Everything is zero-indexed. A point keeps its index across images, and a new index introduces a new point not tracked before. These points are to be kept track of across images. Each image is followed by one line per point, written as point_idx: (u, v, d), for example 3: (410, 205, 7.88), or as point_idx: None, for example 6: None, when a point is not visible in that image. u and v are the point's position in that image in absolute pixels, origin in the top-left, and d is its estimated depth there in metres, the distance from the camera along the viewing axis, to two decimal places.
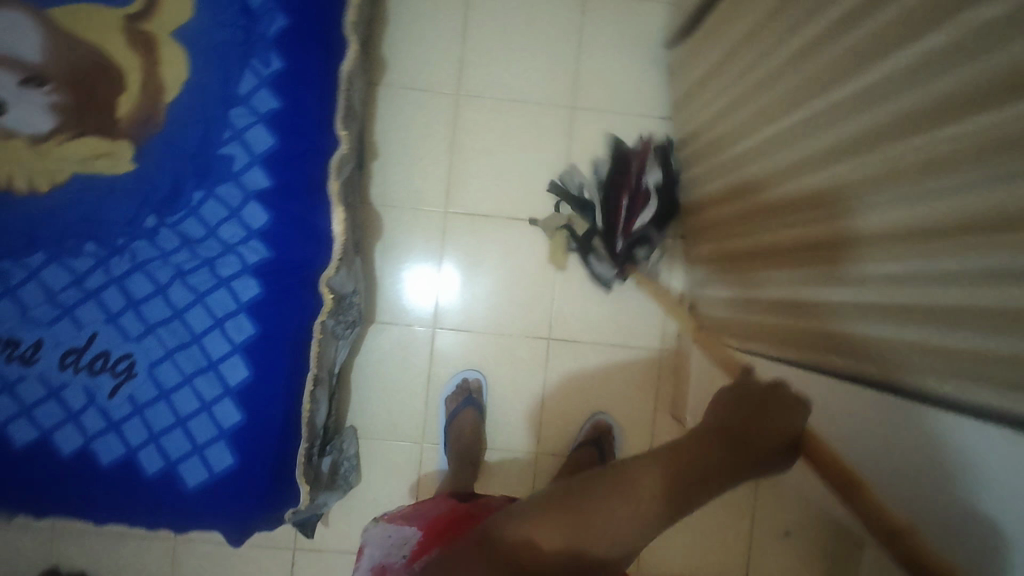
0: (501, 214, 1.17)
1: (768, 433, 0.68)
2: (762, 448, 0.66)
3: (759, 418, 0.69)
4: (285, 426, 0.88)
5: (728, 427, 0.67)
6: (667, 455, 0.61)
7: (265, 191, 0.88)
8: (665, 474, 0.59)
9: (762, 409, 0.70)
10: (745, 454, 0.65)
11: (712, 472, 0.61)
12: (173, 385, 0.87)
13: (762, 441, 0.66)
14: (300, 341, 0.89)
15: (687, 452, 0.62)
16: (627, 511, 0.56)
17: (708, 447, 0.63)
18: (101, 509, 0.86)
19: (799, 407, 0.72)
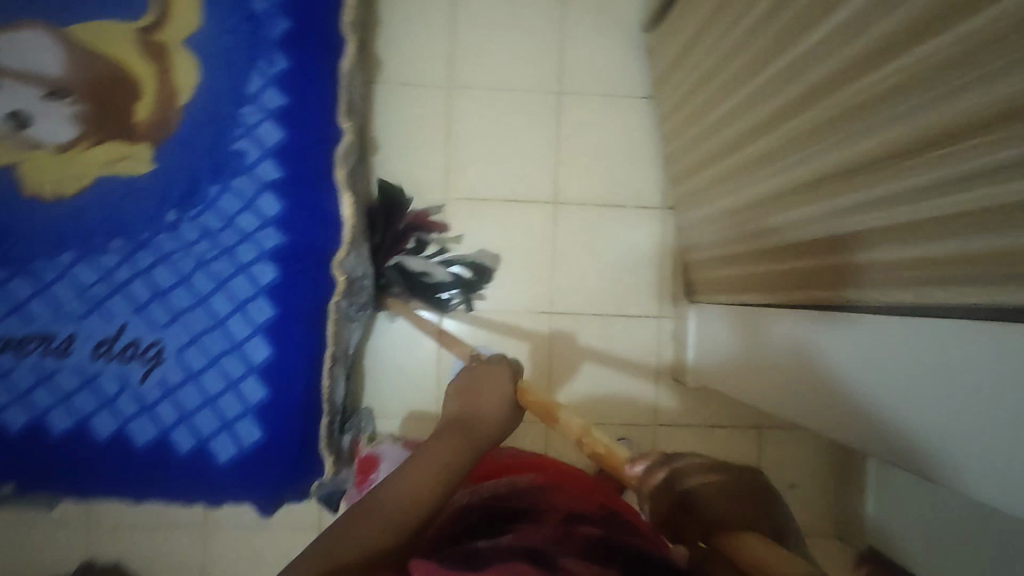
0: (498, 197, 1.23)
1: (484, 408, 0.76)
2: (487, 420, 0.75)
3: (476, 394, 0.78)
4: (308, 399, 0.94)
5: (459, 416, 0.75)
6: (425, 462, 0.66)
7: (278, 182, 0.94)
8: (408, 477, 0.64)
9: (472, 386, 0.80)
10: (474, 438, 0.71)
11: (455, 467, 0.67)
12: (200, 367, 0.93)
13: (481, 417, 0.75)
14: (317, 319, 0.94)
15: (433, 456, 0.67)
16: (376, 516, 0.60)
17: (450, 445, 0.69)
18: (139, 487, 0.92)
19: (504, 375, 0.82)
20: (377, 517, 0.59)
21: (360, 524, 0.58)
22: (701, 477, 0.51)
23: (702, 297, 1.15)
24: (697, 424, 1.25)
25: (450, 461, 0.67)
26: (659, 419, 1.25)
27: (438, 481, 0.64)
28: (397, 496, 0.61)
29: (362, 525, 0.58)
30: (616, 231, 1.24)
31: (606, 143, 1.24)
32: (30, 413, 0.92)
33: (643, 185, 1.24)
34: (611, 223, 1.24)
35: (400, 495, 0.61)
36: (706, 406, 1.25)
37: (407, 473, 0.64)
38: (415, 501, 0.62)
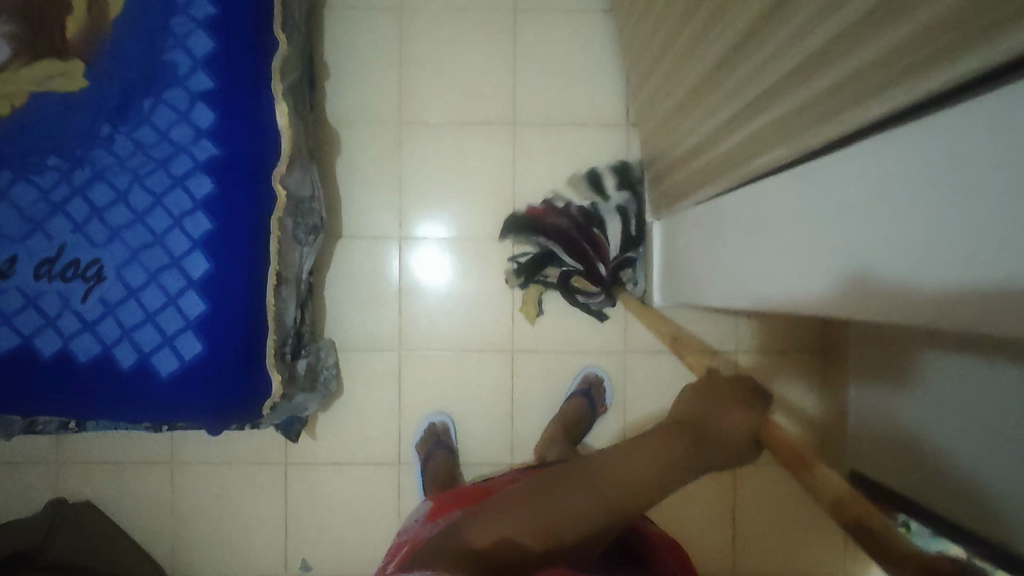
0: (455, 121, 1.19)
1: (737, 423, 0.60)
2: (730, 445, 0.60)
3: (718, 411, 0.61)
4: (251, 314, 0.92)
5: (698, 421, 0.61)
6: (639, 456, 0.60)
7: (211, 92, 0.92)
8: (621, 465, 0.60)
9: (715, 394, 0.62)
10: (704, 463, 0.60)
11: (671, 477, 0.59)
12: (140, 284, 0.91)
13: (729, 437, 0.60)
14: (257, 232, 0.92)
15: (653, 453, 0.60)
16: (580, 496, 0.59)
17: (672, 446, 0.60)
18: (85, 404, 0.91)
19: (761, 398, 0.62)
20: (592, 497, 0.59)
21: (570, 489, 0.59)
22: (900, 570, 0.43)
23: (665, 212, 1.10)
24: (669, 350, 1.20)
25: (671, 468, 0.59)
26: (630, 346, 1.20)
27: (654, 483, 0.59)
28: (614, 481, 0.59)
29: (575, 496, 0.59)
30: (578, 153, 1.20)
31: (565, 60, 1.19)
32: None
33: (605, 104, 1.19)
34: (574, 144, 1.19)
35: (618, 480, 0.59)
36: None
37: (629, 463, 0.60)
38: (637, 491, 0.59)
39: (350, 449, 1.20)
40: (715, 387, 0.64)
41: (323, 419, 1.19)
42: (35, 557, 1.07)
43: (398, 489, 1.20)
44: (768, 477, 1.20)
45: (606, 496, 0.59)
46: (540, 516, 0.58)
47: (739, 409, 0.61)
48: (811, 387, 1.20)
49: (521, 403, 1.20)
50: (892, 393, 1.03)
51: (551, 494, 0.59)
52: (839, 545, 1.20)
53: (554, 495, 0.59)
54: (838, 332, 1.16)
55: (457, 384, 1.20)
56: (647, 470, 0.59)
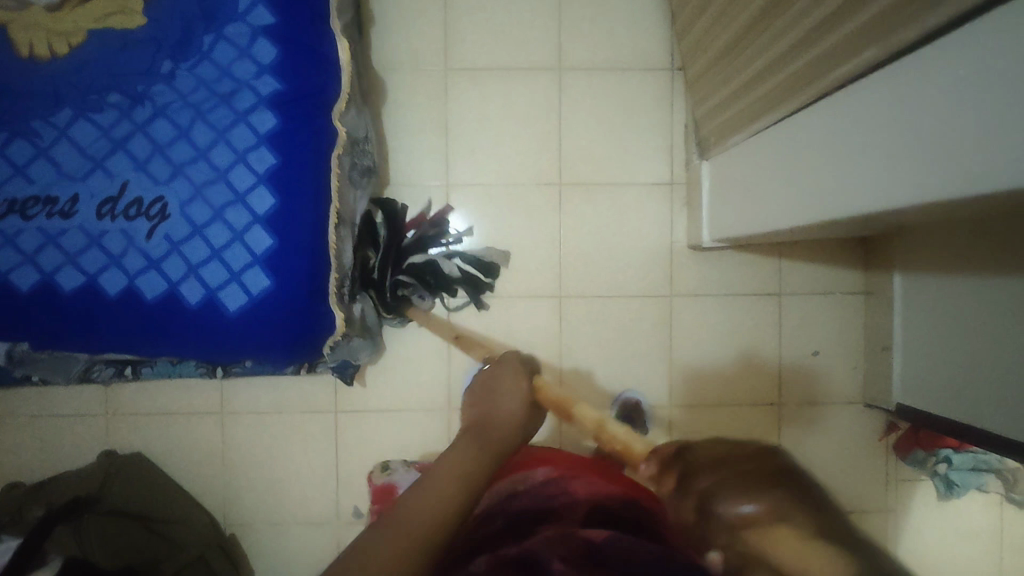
0: (500, 67, 1.19)
1: (503, 412, 0.72)
2: (511, 431, 0.71)
3: (488, 400, 0.74)
4: (315, 250, 0.92)
5: (474, 422, 0.71)
6: (439, 471, 0.62)
7: (273, 27, 0.92)
8: (436, 486, 0.61)
9: (490, 386, 0.76)
10: (496, 454, 0.67)
11: (475, 475, 0.63)
12: (204, 221, 0.91)
13: (501, 421, 0.71)
14: (320, 167, 0.93)
15: (451, 462, 0.64)
16: (396, 532, 0.56)
17: (470, 451, 0.66)
18: (155, 342, 0.91)
19: (519, 372, 0.78)
20: (396, 529, 0.56)
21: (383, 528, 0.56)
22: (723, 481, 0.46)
23: (712, 152, 1.11)
24: (713, 293, 1.22)
25: (472, 469, 0.63)
26: (674, 290, 1.22)
27: (465, 487, 0.62)
28: (420, 510, 0.58)
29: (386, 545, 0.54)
30: (623, 98, 1.20)
31: (609, 6, 1.20)
32: (40, 275, 0.91)
33: (649, 48, 1.20)
34: (619, 89, 1.20)
35: (422, 507, 0.58)
36: (723, 275, 1.22)
37: (430, 482, 0.61)
38: (434, 503, 0.59)
39: (401, 397, 1.21)
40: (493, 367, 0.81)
41: (373, 367, 1.20)
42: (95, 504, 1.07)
43: (448, 435, 1.21)
44: (809, 415, 1.23)
45: (424, 518, 0.57)
46: None
47: (511, 390, 0.75)
48: (852, 327, 1.23)
49: (568, 349, 1.22)
50: (938, 324, 1.06)
51: (365, 545, 0.54)
52: (879, 482, 1.23)
53: (370, 545, 0.54)
54: (880, 271, 1.19)
55: (504, 330, 1.21)
56: (441, 479, 0.61)
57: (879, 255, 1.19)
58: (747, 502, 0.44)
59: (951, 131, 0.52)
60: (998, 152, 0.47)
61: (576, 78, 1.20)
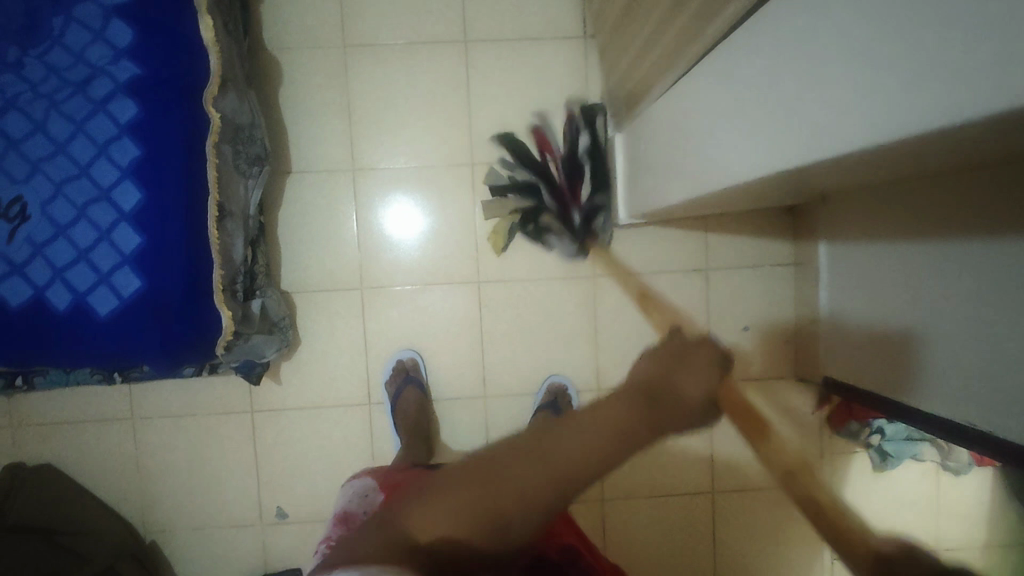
0: (403, 42, 1.12)
1: (686, 386, 0.60)
2: (685, 413, 0.59)
3: (677, 374, 0.61)
4: (192, 246, 0.87)
5: (647, 386, 0.60)
6: (581, 419, 0.57)
7: (126, 6, 0.85)
8: (586, 426, 0.56)
9: (681, 359, 0.63)
10: (657, 433, 0.58)
11: (635, 430, 0.56)
12: (68, 220, 0.85)
13: (687, 403, 0.59)
14: (191, 157, 0.87)
15: (603, 411, 0.57)
16: (532, 471, 0.54)
17: (635, 407, 0.58)
18: (28, 350, 0.87)
19: (711, 363, 0.63)
20: (533, 462, 0.55)
21: (521, 462, 0.54)
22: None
23: (625, 123, 1.06)
24: (638, 271, 1.18)
25: (629, 422, 0.57)
26: (598, 269, 1.18)
27: (623, 446, 0.56)
28: (564, 454, 0.55)
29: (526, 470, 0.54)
30: (535, 69, 1.14)
31: None
32: None
33: (560, 14, 1.14)
34: (530, 59, 1.14)
35: (571, 454, 0.55)
36: (648, 251, 1.18)
37: (575, 432, 0.57)
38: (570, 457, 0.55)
39: (319, 392, 1.17)
40: (681, 350, 0.67)
41: (288, 363, 1.16)
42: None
43: (370, 429, 1.17)
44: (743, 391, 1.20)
45: (568, 469, 0.54)
46: (467, 499, 0.54)
47: (698, 367, 0.62)
48: (782, 299, 1.19)
49: (491, 334, 1.18)
50: (863, 292, 1.02)
51: (483, 464, 0.56)
52: (814, 456, 1.21)
53: (501, 467, 0.55)
54: (808, 241, 1.14)
55: (424, 319, 1.16)
56: (588, 437, 0.55)
57: (806, 224, 1.15)
58: None
59: (813, 87, 0.47)
60: (849, 109, 0.42)
61: (484, 50, 1.13)
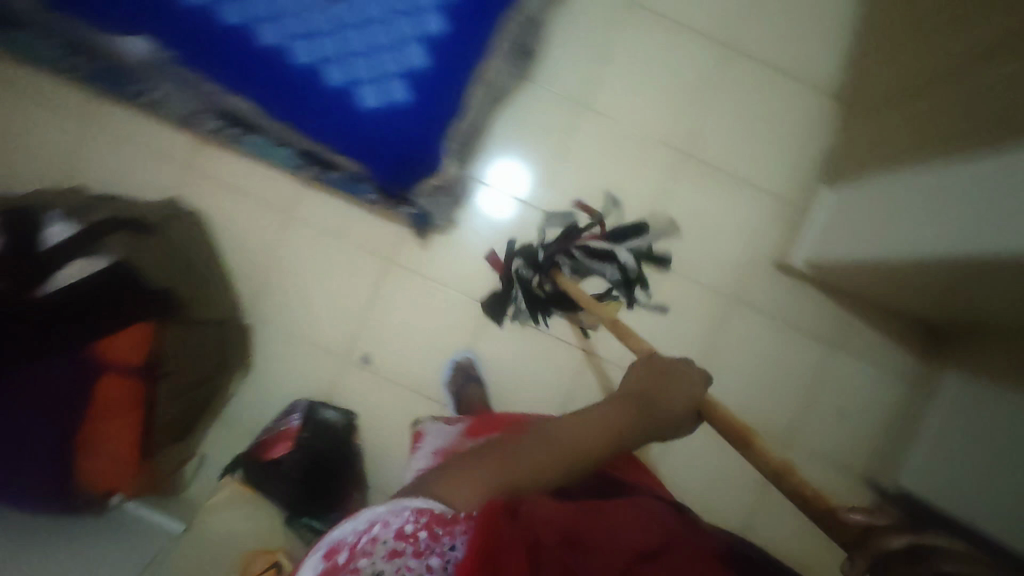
0: (678, 25, 1.21)
1: (673, 394, 0.70)
2: (675, 420, 0.69)
3: (662, 390, 0.70)
4: (459, 89, 0.95)
5: (636, 394, 0.70)
6: (571, 425, 0.65)
7: None
8: (578, 425, 0.65)
9: (664, 375, 0.72)
10: (644, 435, 0.68)
11: (619, 428, 0.66)
12: (374, 18, 0.92)
13: (668, 405, 0.68)
14: (495, 19, 0.96)
15: (585, 420, 0.66)
16: (540, 451, 0.61)
17: (620, 414, 0.67)
18: (283, 105, 0.93)
19: (697, 376, 0.72)
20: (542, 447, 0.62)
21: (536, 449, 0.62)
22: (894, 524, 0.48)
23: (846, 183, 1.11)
24: (775, 316, 1.21)
25: (624, 428, 0.66)
26: (743, 296, 1.21)
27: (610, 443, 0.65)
28: (564, 441, 0.63)
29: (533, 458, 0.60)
30: (776, 101, 1.21)
31: (799, 13, 1.21)
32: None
33: (821, 66, 1.21)
34: (776, 90, 1.21)
35: (570, 439, 0.63)
36: (793, 304, 1.21)
37: (579, 428, 0.65)
38: (586, 441, 0.64)
39: (453, 277, 1.22)
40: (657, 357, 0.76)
41: (441, 238, 1.22)
42: (140, 229, 1.03)
43: (477, 330, 1.22)
44: (815, 473, 1.20)
45: (564, 451, 0.62)
46: (496, 468, 0.59)
47: (684, 382, 0.71)
48: (888, 408, 1.21)
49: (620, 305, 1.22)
50: (960, 429, 1.04)
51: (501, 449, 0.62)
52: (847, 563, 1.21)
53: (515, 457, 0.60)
54: (940, 369, 1.18)
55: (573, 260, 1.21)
56: (590, 429, 0.65)
57: (945, 354, 1.19)
58: None
59: None
60: None
61: (742, 65, 1.20)
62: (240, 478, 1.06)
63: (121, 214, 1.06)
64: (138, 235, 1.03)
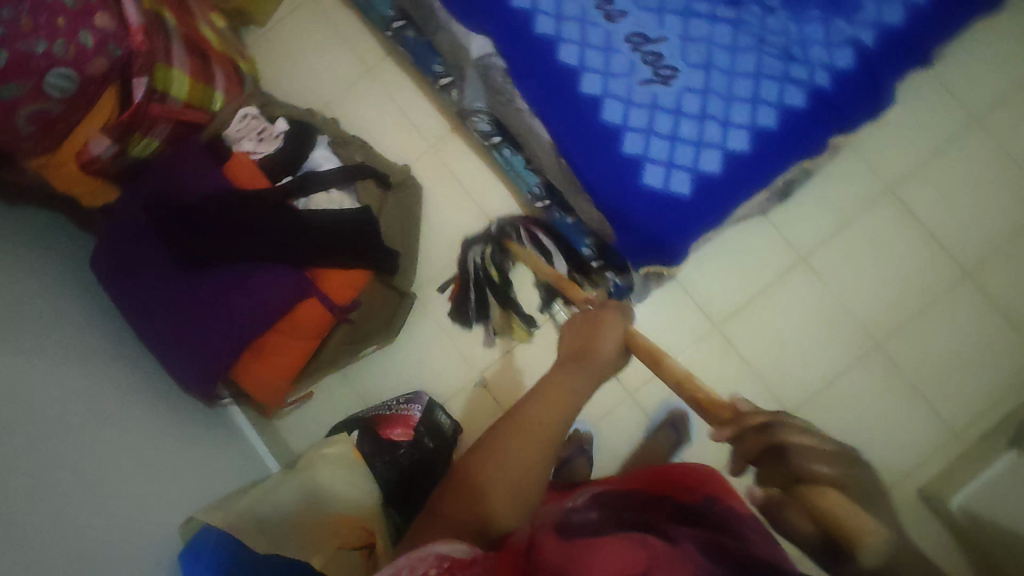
0: (926, 231, 1.21)
1: (596, 340, 0.79)
2: (607, 361, 0.78)
3: (591, 340, 0.79)
4: (729, 205, 0.98)
5: (574, 352, 0.78)
6: (532, 404, 0.68)
7: (867, 48, 0.98)
8: (541, 401, 0.68)
9: (593, 326, 0.82)
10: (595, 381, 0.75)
11: (573, 398, 0.70)
12: (688, 112, 0.98)
13: (598, 349, 0.78)
14: (790, 160, 0.99)
15: (542, 391, 0.70)
16: (510, 447, 0.64)
17: (570, 374, 0.73)
18: (572, 145, 0.99)
19: (618, 321, 0.84)
20: (505, 436, 0.66)
21: (495, 437, 0.66)
22: (808, 444, 0.52)
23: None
24: None
25: (572, 385, 0.71)
26: None
27: (563, 410, 0.68)
28: (529, 425, 0.66)
29: (539, 464, 0.64)
30: (988, 344, 1.18)
31: None
32: (554, 32, 1.00)
33: None
34: (993, 333, 1.18)
35: (534, 422, 0.66)
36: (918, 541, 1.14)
37: (535, 406, 0.68)
38: (548, 425, 0.66)
39: None
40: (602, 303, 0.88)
41: None
42: (387, 187, 1.07)
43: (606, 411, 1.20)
44: None
45: (533, 436, 0.65)
46: (473, 490, 0.63)
47: (611, 325, 0.82)
48: None
49: None
50: None
51: (475, 457, 0.66)
52: None
53: (488, 461, 0.64)
54: None
55: (726, 395, 1.20)
56: (540, 405, 0.68)
57: None
58: (831, 457, 0.51)
59: None
60: None
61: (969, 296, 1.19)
62: (359, 440, 1.09)
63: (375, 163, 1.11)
64: (383, 193, 1.07)
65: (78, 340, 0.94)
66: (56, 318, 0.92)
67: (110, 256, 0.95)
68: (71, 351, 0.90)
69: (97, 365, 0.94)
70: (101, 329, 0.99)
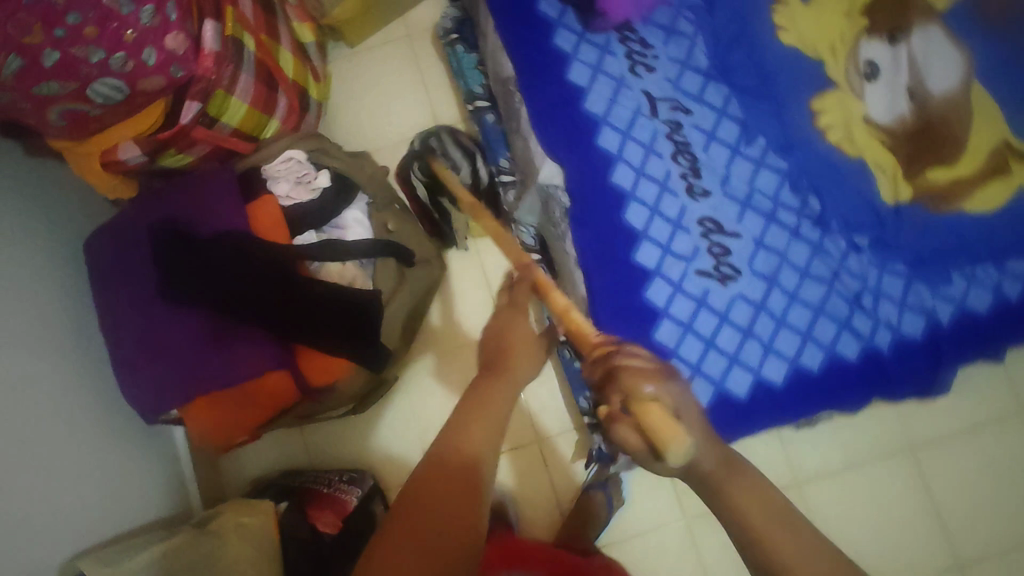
0: (931, 503, 1.13)
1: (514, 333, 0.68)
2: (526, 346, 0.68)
3: (506, 329, 0.69)
4: (743, 433, 0.90)
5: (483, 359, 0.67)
6: (452, 437, 0.55)
7: (940, 326, 0.90)
8: (471, 428, 0.56)
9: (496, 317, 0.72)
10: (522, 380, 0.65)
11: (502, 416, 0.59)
12: (733, 321, 0.91)
13: (504, 335, 0.68)
14: (822, 410, 0.91)
15: (452, 422, 0.57)
16: (421, 524, 0.49)
17: (488, 385, 0.61)
18: (604, 310, 0.92)
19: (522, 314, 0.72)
20: (418, 498, 0.51)
21: (404, 510, 0.50)
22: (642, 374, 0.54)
23: None
24: None
25: (497, 404, 0.59)
26: None
27: (491, 434, 0.57)
28: (454, 478, 0.52)
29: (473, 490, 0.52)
30: None
31: None
32: (630, 186, 0.95)
33: None
34: None
35: (460, 473, 0.53)
36: None
37: (458, 441, 0.55)
38: (477, 465, 0.54)
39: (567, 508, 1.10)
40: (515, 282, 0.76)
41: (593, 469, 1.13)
42: (409, 267, 0.99)
43: None
44: None
45: (459, 484, 0.52)
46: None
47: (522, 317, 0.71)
48: None
49: None
50: None
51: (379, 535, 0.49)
52: None
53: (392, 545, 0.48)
54: None
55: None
56: (463, 429, 0.56)
57: None
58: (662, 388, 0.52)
59: None
60: None
61: None
62: (283, 514, 1.01)
63: (405, 230, 1.03)
64: (401, 271, 0.99)
65: (37, 331, 0.87)
66: (23, 301, 0.86)
67: (103, 253, 0.88)
68: (22, 343, 0.84)
69: (44, 362, 0.87)
70: (68, 320, 0.92)
